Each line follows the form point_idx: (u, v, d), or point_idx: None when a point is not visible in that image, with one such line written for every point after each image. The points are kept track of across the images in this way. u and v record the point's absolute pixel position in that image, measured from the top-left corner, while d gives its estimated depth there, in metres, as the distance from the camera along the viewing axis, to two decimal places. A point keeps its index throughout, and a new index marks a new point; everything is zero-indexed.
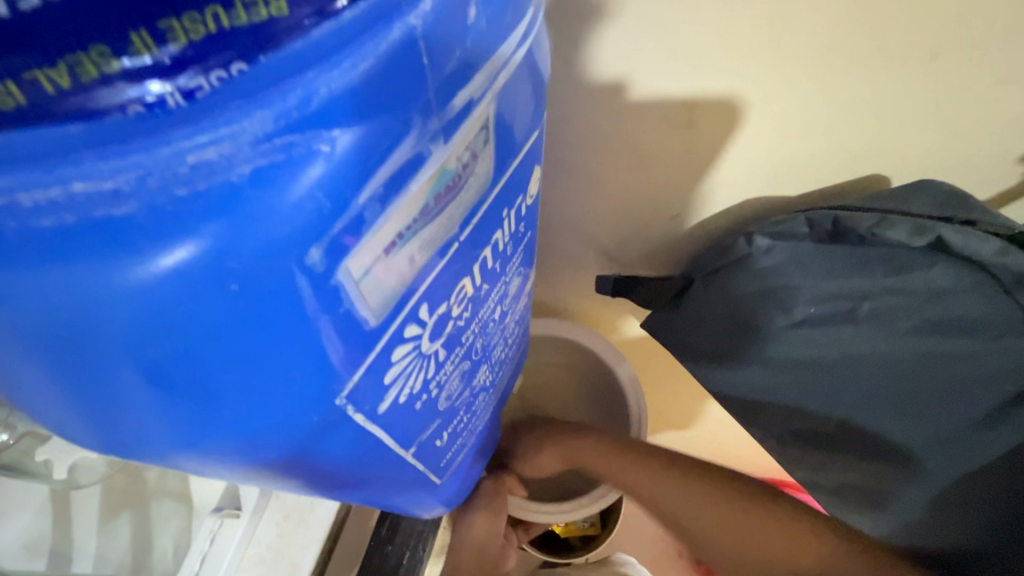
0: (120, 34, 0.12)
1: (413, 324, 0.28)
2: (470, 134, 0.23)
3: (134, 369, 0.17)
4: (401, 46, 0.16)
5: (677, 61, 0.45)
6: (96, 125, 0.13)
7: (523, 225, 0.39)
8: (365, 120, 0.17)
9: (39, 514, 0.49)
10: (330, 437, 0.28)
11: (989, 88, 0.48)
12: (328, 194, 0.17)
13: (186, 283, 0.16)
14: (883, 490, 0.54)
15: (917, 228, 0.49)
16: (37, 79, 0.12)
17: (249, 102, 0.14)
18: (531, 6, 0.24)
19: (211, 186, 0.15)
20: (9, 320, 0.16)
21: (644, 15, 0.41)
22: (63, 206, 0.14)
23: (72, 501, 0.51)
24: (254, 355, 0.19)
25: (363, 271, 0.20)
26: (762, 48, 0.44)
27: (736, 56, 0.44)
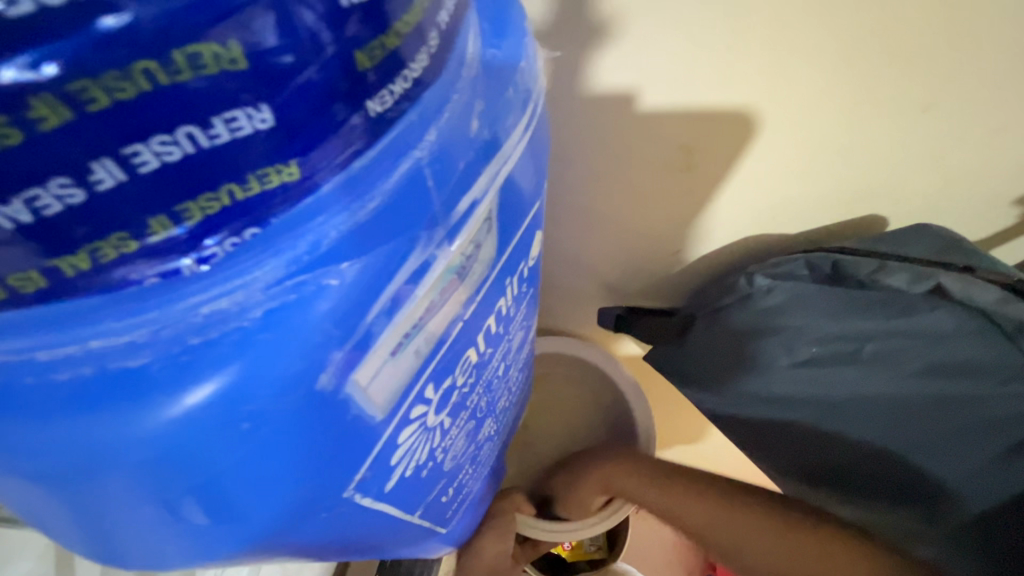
0: (139, 220, 0.12)
1: (419, 405, 0.28)
2: (474, 229, 0.24)
3: (142, 498, 0.17)
4: (407, 177, 0.17)
5: (685, 76, 0.43)
6: (113, 295, 0.13)
7: (526, 285, 0.39)
8: (373, 252, 0.17)
9: None
10: (340, 522, 0.27)
11: (982, 137, 0.49)
12: (336, 323, 0.17)
13: (200, 424, 0.16)
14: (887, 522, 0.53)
15: (915, 275, 0.50)
16: (56, 267, 0.12)
17: (259, 254, 0.14)
18: (532, 99, 0.24)
19: (224, 333, 0.15)
20: (20, 463, 0.16)
21: (650, 43, 0.41)
22: (82, 361, 0.14)
23: None
24: (268, 472, 0.19)
25: (370, 377, 0.20)
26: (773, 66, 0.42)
27: (755, 75, 0.43)
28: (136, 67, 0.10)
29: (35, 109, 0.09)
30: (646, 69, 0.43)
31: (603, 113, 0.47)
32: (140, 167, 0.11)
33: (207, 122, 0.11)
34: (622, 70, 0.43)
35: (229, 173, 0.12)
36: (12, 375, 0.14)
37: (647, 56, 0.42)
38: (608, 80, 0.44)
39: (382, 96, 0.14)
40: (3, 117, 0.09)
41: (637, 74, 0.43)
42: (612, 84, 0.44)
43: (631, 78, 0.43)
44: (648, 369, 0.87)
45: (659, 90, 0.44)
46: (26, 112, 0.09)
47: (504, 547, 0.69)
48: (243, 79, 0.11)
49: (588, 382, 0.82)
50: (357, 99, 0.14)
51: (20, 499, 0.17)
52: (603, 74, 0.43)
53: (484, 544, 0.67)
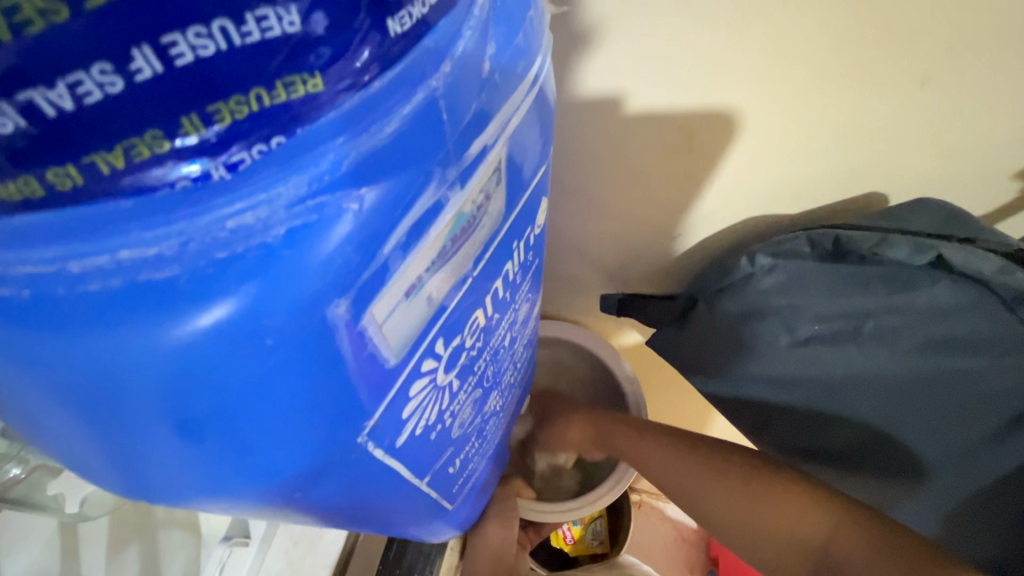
0: (172, 117, 0.12)
1: (430, 359, 0.29)
2: (484, 177, 0.24)
3: (164, 420, 0.18)
4: (423, 107, 0.17)
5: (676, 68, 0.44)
6: (143, 200, 0.13)
7: (531, 254, 0.40)
8: (391, 178, 0.17)
9: None
10: (351, 475, 0.28)
11: (980, 112, 0.49)
12: (356, 248, 0.17)
13: (225, 340, 0.16)
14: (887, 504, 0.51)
15: (917, 248, 0.50)
16: (92, 163, 0.12)
17: (285, 168, 0.15)
18: (540, 51, 0.25)
19: (249, 249, 0.15)
20: (46, 380, 0.16)
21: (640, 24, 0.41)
22: (111, 273, 0.15)
23: None
24: (287, 403, 0.19)
25: (386, 314, 0.21)
26: (749, 50, 0.43)
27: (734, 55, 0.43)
28: None
29: None
30: (632, 59, 0.43)
31: (597, 101, 0.47)
32: (175, 58, 0.11)
33: (239, 16, 0.12)
34: (610, 70, 0.45)
35: (257, 76, 0.13)
36: (41, 286, 0.15)
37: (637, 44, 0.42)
38: (596, 86, 0.46)
39: (400, 17, 0.15)
40: None
41: (623, 74, 0.45)
42: (602, 80, 0.46)
43: (618, 78, 0.45)
44: (650, 357, 0.88)
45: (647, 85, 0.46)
46: None
47: (508, 534, 0.70)
48: None
49: (590, 370, 0.82)
50: (379, 17, 0.15)
51: (48, 423, 0.18)
52: (592, 67, 0.44)
53: (490, 530, 0.68)
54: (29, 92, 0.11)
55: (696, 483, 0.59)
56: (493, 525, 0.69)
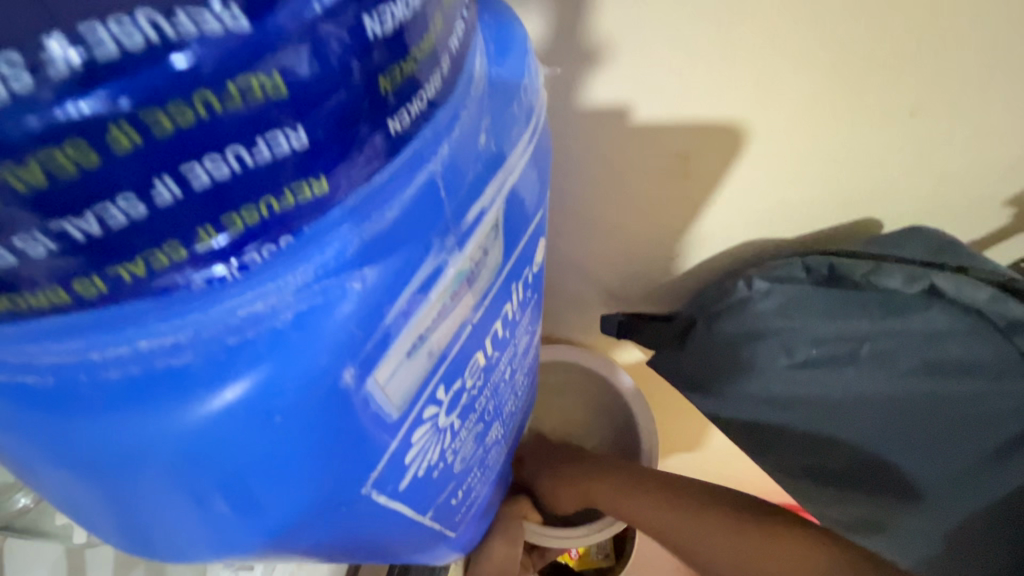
0: (190, 230, 0.13)
1: (431, 405, 0.29)
2: (483, 235, 0.25)
3: (178, 491, 0.18)
4: (423, 190, 0.18)
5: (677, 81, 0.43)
6: (161, 298, 0.14)
7: (530, 291, 0.41)
8: (391, 257, 0.18)
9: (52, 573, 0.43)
10: (354, 521, 0.28)
11: (970, 140, 0.51)
12: (359, 324, 0.18)
13: (236, 419, 0.17)
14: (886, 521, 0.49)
15: (910, 277, 0.52)
16: (115, 273, 0.13)
17: (293, 260, 0.16)
18: (536, 113, 0.26)
19: (259, 333, 0.16)
20: (65, 458, 0.17)
21: (636, 57, 0.41)
22: (130, 360, 0.15)
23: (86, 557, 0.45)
24: (294, 467, 0.20)
25: (388, 376, 0.22)
26: (741, 81, 0.44)
27: (732, 83, 0.44)
28: (197, 98, 0.11)
29: (113, 135, 0.11)
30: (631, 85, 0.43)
31: (591, 127, 0.47)
32: (193, 183, 0.12)
33: (252, 142, 0.13)
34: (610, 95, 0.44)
35: (267, 187, 0.14)
36: (65, 374, 0.16)
37: (636, 73, 0.42)
38: (589, 117, 0.46)
39: (400, 115, 0.16)
40: (87, 143, 0.11)
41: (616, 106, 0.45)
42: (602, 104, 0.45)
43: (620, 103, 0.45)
44: (650, 374, 0.88)
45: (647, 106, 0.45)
46: (106, 137, 0.11)
47: (512, 553, 0.70)
48: (286, 105, 0.13)
49: (591, 390, 0.82)
50: (380, 119, 0.15)
51: (65, 492, 0.19)
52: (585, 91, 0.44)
53: (494, 550, 0.68)
54: (61, 222, 0.12)
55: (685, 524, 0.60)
56: (497, 544, 0.69)
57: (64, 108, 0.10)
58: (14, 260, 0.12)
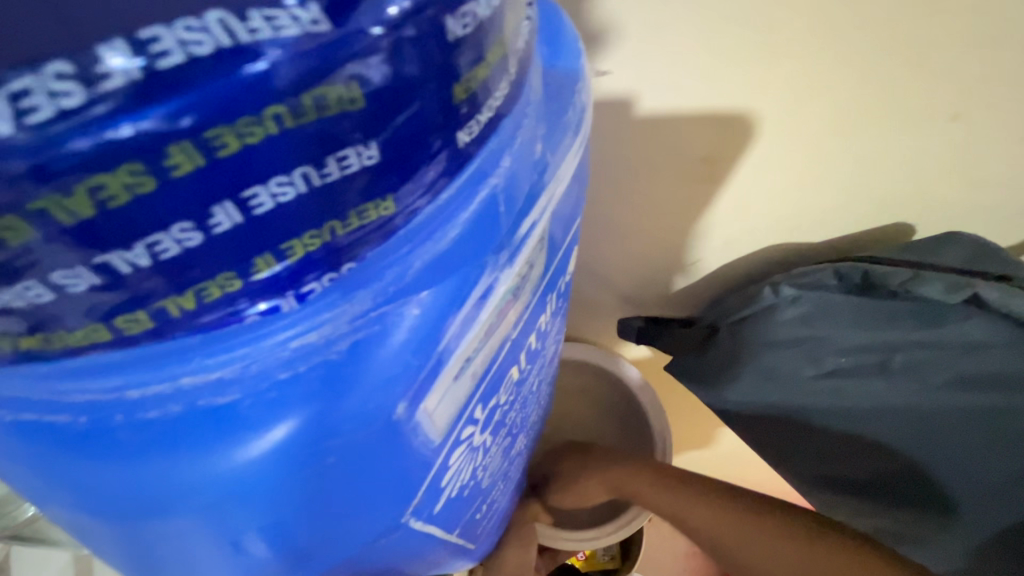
0: (246, 259, 0.12)
1: (468, 426, 0.28)
2: (530, 249, 0.23)
3: (215, 534, 0.17)
4: (485, 206, 0.17)
5: (711, 80, 0.42)
6: (209, 334, 0.13)
7: (560, 300, 0.39)
8: (448, 279, 0.17)
9: None
10: (389, 549, 0.27)
11: (1012, 145, 0.49)
12: (414, 352, 0.17)
13: (283, 459, 0.16)
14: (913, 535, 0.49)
15: (951, 285, 0.49)
16: (162, 307, 0.12)
17: (351, 288, 0.14)
18: (586, 119, 0.24)
19: (311, 367, 0.15)
20: (96, 499, 0.15)
21: (671, 57, 0.40)
22: (171, 398, 0.14)
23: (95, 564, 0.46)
24: (340, 505, 0.19)
25: (436, 403, 0.20)
26: (782, 80, 0.42)
27: (769, 80, 0.42)
28: (267, 112, 0.10)
29: (171, 157, 0.09)
30: (660, 83, 0.42)
31: (616, 122, 0.45)
32: (255, 208, 0.11)
33: (321, 161, 0.11)
34: (641, 86, 0.42)
35: (333, 210, 0.12)
36: (99, 413, 0.14)
37: (669, 71, 0.41)
38: (616, 115, 0.44)
39: (469, 126, 0.14)
40: (142, 167, 0.09)
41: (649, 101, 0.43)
42: (633, 99, 0.43)
43: (653, 94, 0.43)
44: (665, 378, 0.87)
45: (677, 103, 0.43)
46: (163, 160, 0.09)
47: (526, 559, 0.68)
48: (358, 119, 0.11)
49: (604, 394, 0.80)
50: (450, 132, 0.14)
51: (92, 533, 0.17)
52: (614, 88, 0.42)
53: (509, 555, 0.66)
54: (105, 253, 0.10)
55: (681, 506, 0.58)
56: (513, 550, 0.66)
57: (118, 127, 0.09)
58: (51, 297, 0.11)
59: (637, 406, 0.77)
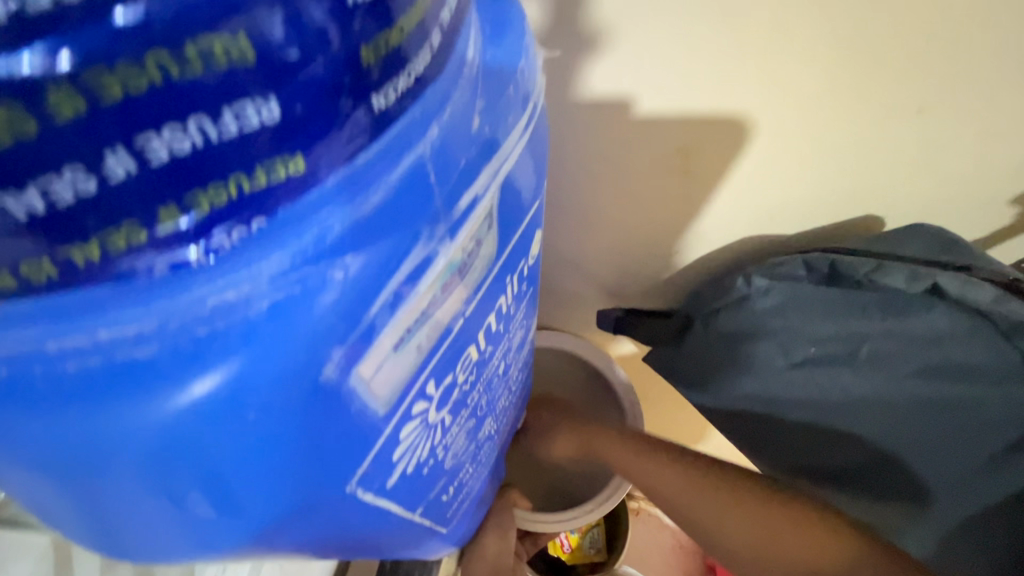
0: (149, 210, 0.12)
1: (421, 401, 0.28)
2: (475, 225, 0.24)
3: (144, 492, 0.17)
4: (411, 174, 0.17)
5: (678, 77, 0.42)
6: (121, 286, 0.13)
7: (526, 284, 0.39)
8: (376, 244, 0.17)
9: None
10: (339, 517, 0.27)
11: (980, 139, 0.50)
12: (341, 314, 0.17)
13: (206, 415, 0.16)
14: (891, 529, 0.49)
15: (912, 275, 0.50)
16: (68, 256, 0.12)
17: (266, 246, 0.15)
18: (533, 98, 0.24)
19: (230, 324, 0.15)
20: (21, 455, 0.16)
21: (640, 47, 0.40)
22: (88, 351, 0.14)
23: None
24: (273, 466, 0.19)
25: (373, 371, 0.21)
26: (748, 77, 0.42)
27: (733, 76, 0.42)
28: (149, 60, 0.10)
29: (52, 101, 0.10)
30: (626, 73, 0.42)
31: (583, 109, 0.45)
32: (151, 158, 0.11)
33: (217, 113, 0.11)
34: (609, 77, 0.42)
35: (237, 164, 0.12)
36: (21, 364, 0.14)
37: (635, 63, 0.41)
38: (593, 95, 0.44)
39: (385, 92, 0.15)
40: (23, 109, 0.10)
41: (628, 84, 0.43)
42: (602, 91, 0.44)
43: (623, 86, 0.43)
44: (646, 371, 0.87)
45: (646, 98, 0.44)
46: (43, 102, 0.10)
47: (506, 547, 0.69)
48: (252, 74, 0.12)
49: (582, 380, 0.81)
50: (360, 95, 0.14)
51: (27, 490, 0.18)
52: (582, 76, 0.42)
53: (487, 543, 0.67)
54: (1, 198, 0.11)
55: (683, 491, 0.58)
56: (491, 538, 0.68)
57: None
58: None
59: (613, 391, 0.77)
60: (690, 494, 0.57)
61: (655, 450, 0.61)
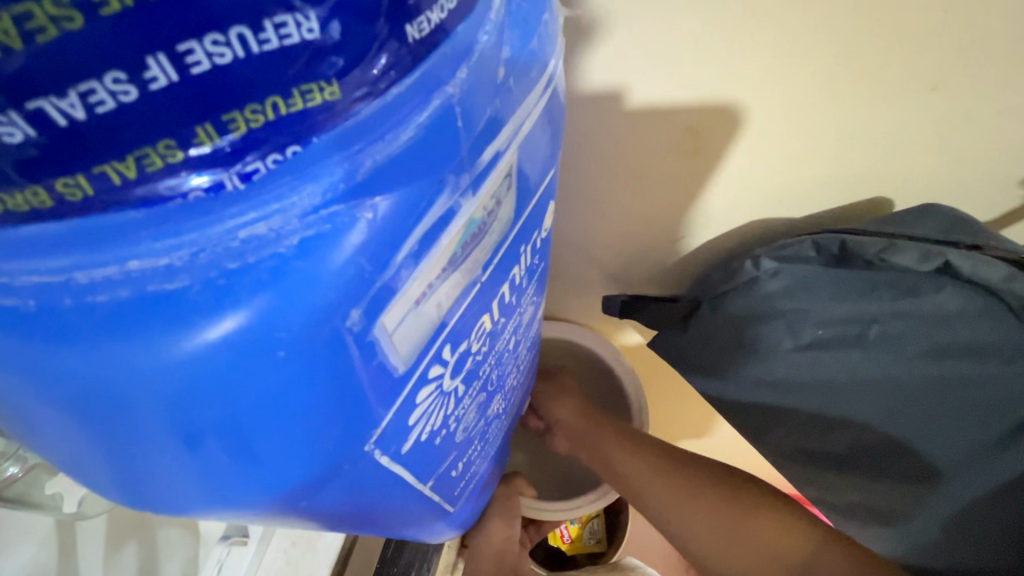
0: (187, 126, 0.12)
1: (437, 365, 0.28)
2: (495, 183, 0.23)
3: (169, 433, 0.17)
4: (440, 115, 0.17)
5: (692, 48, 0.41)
6: (154, 211, 0.13)
7: (537, 258, 0.39)
8: (405, 186, 0.17)
9: (42, 545, 0.45)
10: (355, 480, 0.27)
11: (990, 118, 0.50)
12: (369, 257, 0.17)
13: (236, 351, 0.16)
14: (897, 511, 0.51)
15: (923, 254, 0.49)
16: (104, 172, 0.12)
17: (299, 178, 0.14)
18: (554, 56, 0.24)
19: (260, 260, 0.15)
20: (49, 391, 0.16)
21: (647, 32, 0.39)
22: (118, 283, 0.14)
23: (77, 531, 0.47)
24: (295, 415, 0.19)
25: (396, 323, 0.20)
26: (761, 52, 0.42)
27: (744, 53, 0.42)
28: None
29: None
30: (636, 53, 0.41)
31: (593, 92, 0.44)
32: (191, 67, 0.11)
33: (258, 24, 0.12)
34: (611, 67, 0.42)
35: (275, 84, 0.13)
36: (49, 295, 0.14)
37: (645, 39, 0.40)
38: (599, 79, 0.43)
39: (419, 22, 0.15)
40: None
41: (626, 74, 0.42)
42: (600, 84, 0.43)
43: (620, 79, 0.43)
44: (650, 360, 0.87)
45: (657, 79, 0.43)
46: None
47: (510, 533, 0.69)
48: None
49: (586, 368, 0.82)
50: (398, 22, 0.15)
51: (51, 433, 0.18)
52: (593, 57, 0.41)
53: (493, 528, 0.67)
54: (40, 101, 0.11)
55: (658, 482, 0.60)
56: (496, 523, 0.68)
57: None
58: None
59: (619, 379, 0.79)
60: (663, 486, 0.60)
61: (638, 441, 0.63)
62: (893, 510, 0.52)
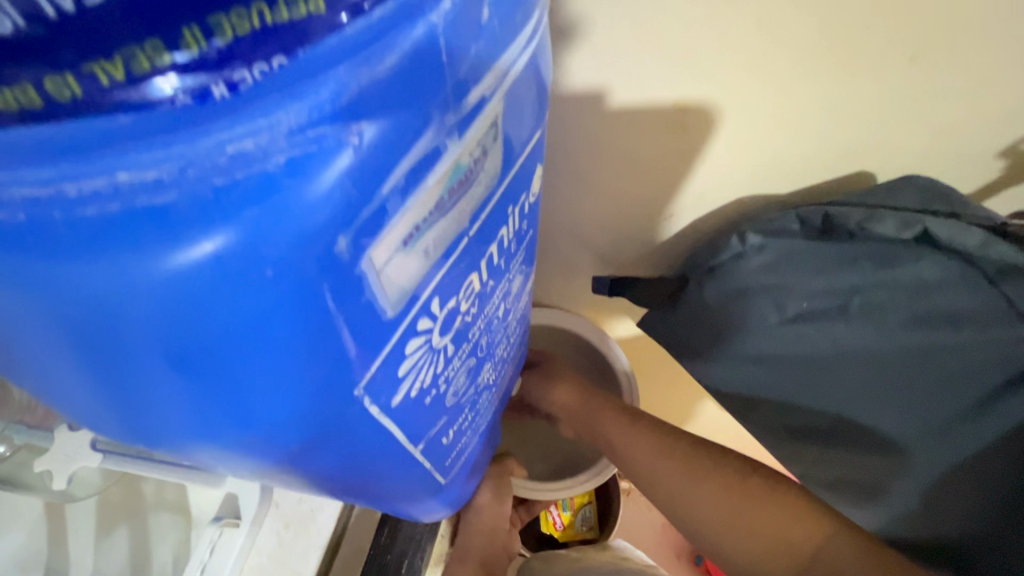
0: (174, 27, 0.13)
1: (425, 318, 0.28)
2: (481, 130, 0.24)
3: (159, 356, 0.18)
4: (424, 44, 0.17)
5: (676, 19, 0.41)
6: (142, 118, 0.13)
7: (525, 224, 0.39)
8: (389, 113, 0.17)
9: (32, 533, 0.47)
10: (345, 431, 0.28)
11: (968, 89, 0.51)
12: (355, 183, 0.17)
13: (225, 270, 0.16)
14: (879, 483, 0.51)
15: (903, 222, 0.51)
16: (92, 72, 0.13)
17: (286, 95, 0.15)
18: (537, 8, 0.24)
19: (248, 177, 0.15)
20: (41, 309, 0.16)
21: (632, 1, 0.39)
22: (108, 196, 0.14)
23: (66, 514, 0.48)
24: (282, 344, 0.19)
25: (384, 261, 0.21)
26: (746, 24, 0.42)
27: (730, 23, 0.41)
28: None
29: None
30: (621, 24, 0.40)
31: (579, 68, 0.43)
32: None
33: None
34: (596, 39, 0.41)
35: None
36: (39, 208, 0.14)
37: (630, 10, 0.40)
38: (583, 51, 0.42)
39: None
40: None
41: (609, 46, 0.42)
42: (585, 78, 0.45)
43: (605, 52, 0.43)
44: (640, 344, 0.87)
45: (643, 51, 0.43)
46: None
47: (501, 510, 0.71)
48: None
49: (576, 352, 0.82)
50: None
51: (41, 359, 0.18)
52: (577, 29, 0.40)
53: (483, 507, 0.69)
54: None
55: (658, 461, 0.61)
56: (488, 503, 0.69)
57: None
58: None
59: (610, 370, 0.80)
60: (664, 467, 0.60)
61: (638, 420, 0.64)
62: (875, 484, 0.52)
